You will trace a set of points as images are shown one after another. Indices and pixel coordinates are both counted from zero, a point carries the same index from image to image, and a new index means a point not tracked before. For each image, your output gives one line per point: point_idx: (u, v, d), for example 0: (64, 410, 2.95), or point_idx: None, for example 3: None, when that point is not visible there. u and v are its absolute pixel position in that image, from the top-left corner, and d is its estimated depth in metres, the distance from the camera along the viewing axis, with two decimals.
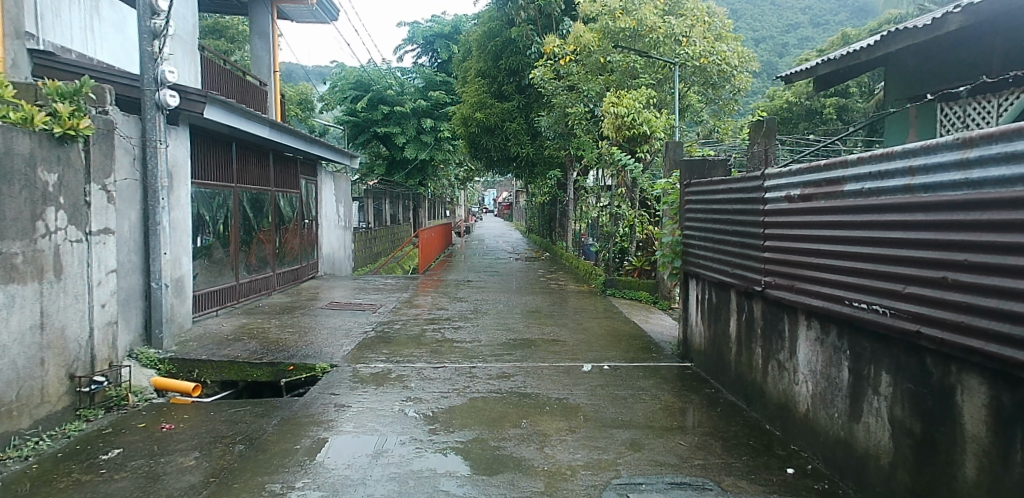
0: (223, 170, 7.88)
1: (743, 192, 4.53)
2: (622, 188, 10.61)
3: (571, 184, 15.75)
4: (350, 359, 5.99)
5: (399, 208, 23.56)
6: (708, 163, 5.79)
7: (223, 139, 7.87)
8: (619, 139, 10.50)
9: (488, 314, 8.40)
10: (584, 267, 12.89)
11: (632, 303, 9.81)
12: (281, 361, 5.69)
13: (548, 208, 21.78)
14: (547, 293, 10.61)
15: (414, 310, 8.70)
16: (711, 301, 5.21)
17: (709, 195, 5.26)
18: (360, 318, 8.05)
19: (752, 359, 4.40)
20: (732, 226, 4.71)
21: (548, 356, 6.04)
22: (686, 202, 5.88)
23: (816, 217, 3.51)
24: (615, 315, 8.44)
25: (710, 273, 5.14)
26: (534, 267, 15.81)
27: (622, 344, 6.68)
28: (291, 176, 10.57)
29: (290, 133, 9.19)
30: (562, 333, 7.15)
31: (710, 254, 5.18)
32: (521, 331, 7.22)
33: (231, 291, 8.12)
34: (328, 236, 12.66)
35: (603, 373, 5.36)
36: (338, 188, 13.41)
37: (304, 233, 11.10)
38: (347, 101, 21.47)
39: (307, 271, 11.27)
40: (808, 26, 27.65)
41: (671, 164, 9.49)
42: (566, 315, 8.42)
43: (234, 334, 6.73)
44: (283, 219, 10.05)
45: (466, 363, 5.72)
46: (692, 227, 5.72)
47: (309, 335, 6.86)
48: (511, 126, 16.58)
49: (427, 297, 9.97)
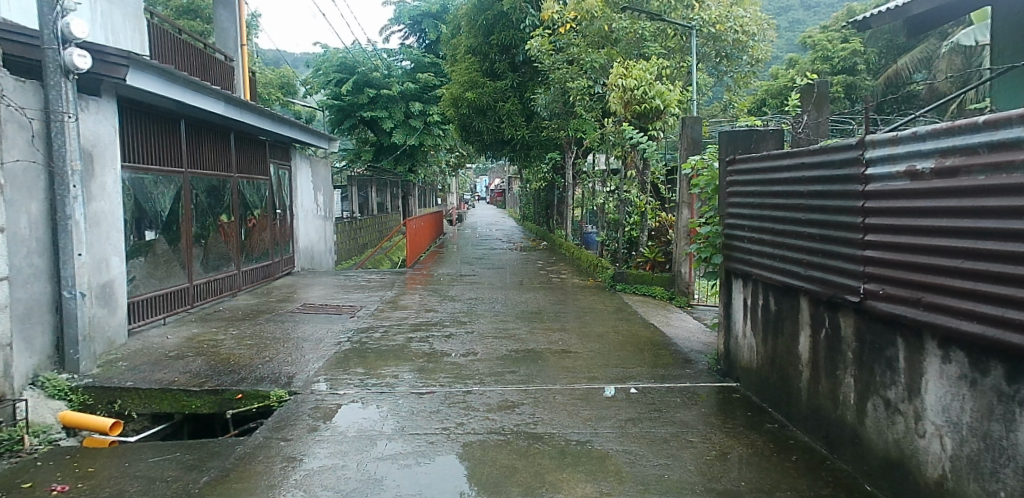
0: (168, 152, 6.70)
1: (822, 170, 3.43)
2: (632, 170, 9.48)
3: (569, 167, 14.61)
4: (314, 381, 4.86)
5: (386, 196, 22.33)
6: (757, 133, 4.71)
7: (169, 115, 6.69)
8: (628, 115, 9.29)
9: (484, 317, 7.28)
10: (587, 258, 11.76)
11: (645, 299, 8.72)
12: (226, 388, 4.56)
13: (543, 194, 20.63)
14: (549, 289, 9.49)
15: (398, 313, 7.57)
16: (766, 309, 4.15)
17: (764, 175, 4.18)
18: (335, 323, 6.90)
19: (837, 392, 3.35)
20: (803, 215, 3.63)
21: (559, 375, 4.94)
22: (727, 184, 4.78)
23: (969, 200, 2.41)
24: (630, 316, 7.33)
25: (767, 274, 4.07)
26: (530, 257, 14.67)
27: (646, 355, 5.59)
28: (259, 161, 9.38)
29: (256, 112, 8.06)
30: (572, 342, 6.02)
31: (766, 248, 4.11)
32: (524, 340, 6.09)
33: (184, 295, 6.96)
34: (305, 228, 11.49)
35: (630, 400, 4.27)
36: (316, 173, 12.19)
37: (276, 225, 9.92)
38: (330, 84, 20.19)
39: (281, 266, 10.12)
40: (800, 9, 26.76)
41: (690, 143, 8.50)
42: (573, 316, 7.32)
43: (179, 349, 5.59)
44: (248, 209, 8.86)
45: (458, 388, 4.61)
46: (737, 215, 4.62)
47: (270, 348, 5.71)
48: (505, 107, 15.38)
49: (414, 295, 8.82)
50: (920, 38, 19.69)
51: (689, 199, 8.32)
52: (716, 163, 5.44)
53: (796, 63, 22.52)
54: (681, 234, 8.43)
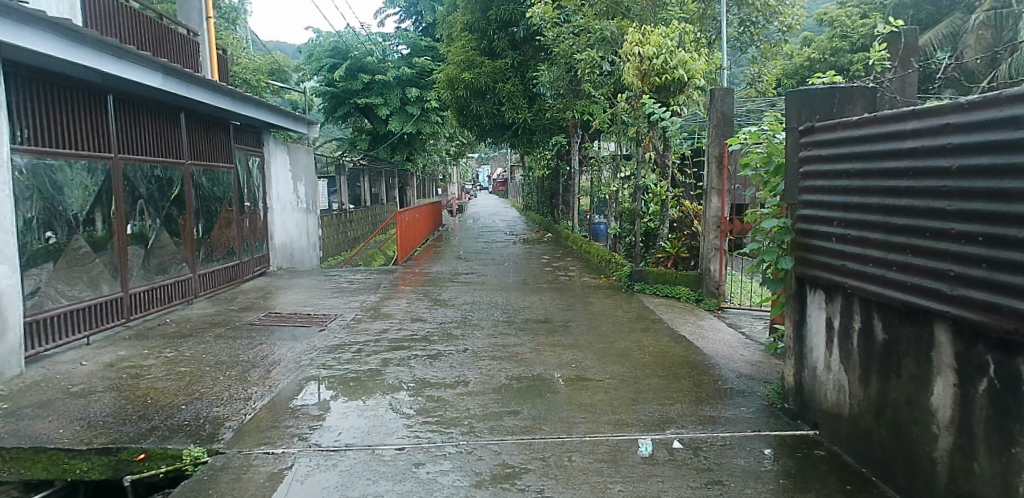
0: (92, 135, 5.51)
1: (991, 133, 2.26)
2: (651, 152, 8.22)
3: (576, 152, 13.42)
4: (250, 428, 3.65)
5: (381, 187, 21.06)
6: (842, 89, 3.50)
7: (96, 88, 5.52)
8: (646, 88, 8.02)
9: (481, 329, 6.08)
10: (599, 253, 10.45)
11: (669, 302, 7.53)
12: (124, 445, 3.37)
13: (547, 183, 19.35)
14: (558, 291, 8.24)
15: (378, 324, 6.33)
16: (870, 338, 2.97)
17: (868, 147, 2.97)
18: (300, 340, 5.70)
19: (1015, 478, 2.22)
20: (947, 202, 2.44)
21: (575, 418, 3.74)
22: (799, 160, 3.58)
23: None
24: (655, 325, 6.10)
25: (872, 287, 2.88)
26: (535, 251, 13.40)
27: (685, 384, 4.37)
28: (223, 146, 8.17)
29: (210, 88, 6.85)
30: (589, 366, 4.78)
31: (870, 250, 2.91)
32: (530, 364, 4.85)
33: (116, 307, 5.77)
34: (282, 222, 10.24)
35: (676, 464, 3.07)
36: (296, 162, 10.89)
37: (245, 221, 8.72)
38: (323, 69, 18.86)
39: (251, 266, 8.89)
40: None
41: (721, 118, 7.27)
42: (587, 326, 6.11)
43: (90, 382, 4.39)
44: (207, 201, 7.65)
45: (441, 442, 3.41)
46: (813, 203, 3.43)
47: (205, 378, 4.50)
48: (505, 88, 14.09)
49: (400, 301, 7.58)
50: (950, 10, 18.23)
51: (720, 185, 7.29)
52: (778, 133, 4.21)
53: (811, 41, 21.08)
54: (709, 226, 7.33)
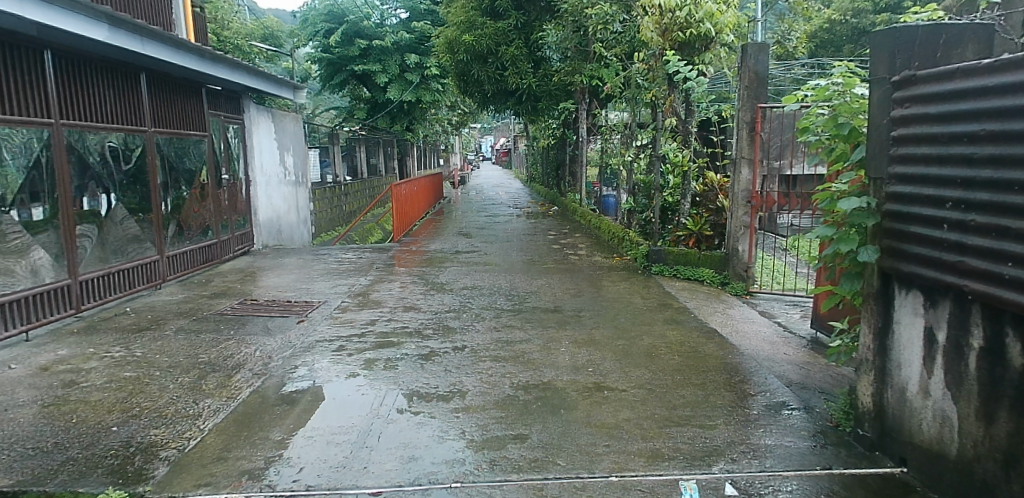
0: (25, 98, 4.70)
1: None
2: (671, 118, 7.36)
3: (584, 119, 12.54)
4: (191, 459, 2.92)
5: (380, 157, 20.18)
6: (950, 29, 2.71)
7: (34, 41, 4.74)
8: (668, 45, 7.09)
9: (482, 320, 5.33)
10: (612, 230, 9.62)
11: (692, 286, 6.78)
12: (25, 489, 2.64)
13: (553, 153, 18.44)
14: (568, 273, 7.47)
15: (364, 315, 5.58)
16: (1000, 362, 2.26)
17: (1011, 103, 2.19)
18: (274, 334, 4.96)
19: None
20: None
21: (597, 447, 3.00)
22: (889, 122, 2.81)
23: None
24: (681, 316, 5.36)
25: (1013, 295, 2.14)
26: (540, 226, 12.61)
27: (726, 398, 3.62)
28: (196, 113, 7.36)
29: (174, 45, 6.02)
30: (610, 372, 4.02)
31: (1012, 243, 2.16)
32: (540, 367, 4.11)
33: (63, 295, 5.04)
34: (267, 196, 9.43)
35: None
36: (282, 130, 10.01)
37: (223, 196, 7.93)
38: (319, 35, 17.98)
39: (232, 245, 8.13)
40: None
41: (755, 77, 6.40)
42: (604, 316, 5.36)
43: (12, 392, 3.66)
44: (177, 174, 6.85)
45: (430, 485, 2.67)
46: (909, 178, 2.67)
47: (152, 386, 3.76)
48: (508, 51, 13.14)
49: (392, 285, 6.82)
50: None
51: (751, 154, 6.49)
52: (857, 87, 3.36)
53: (832, 1, 20.08)
54: (737, 201, 6.62)
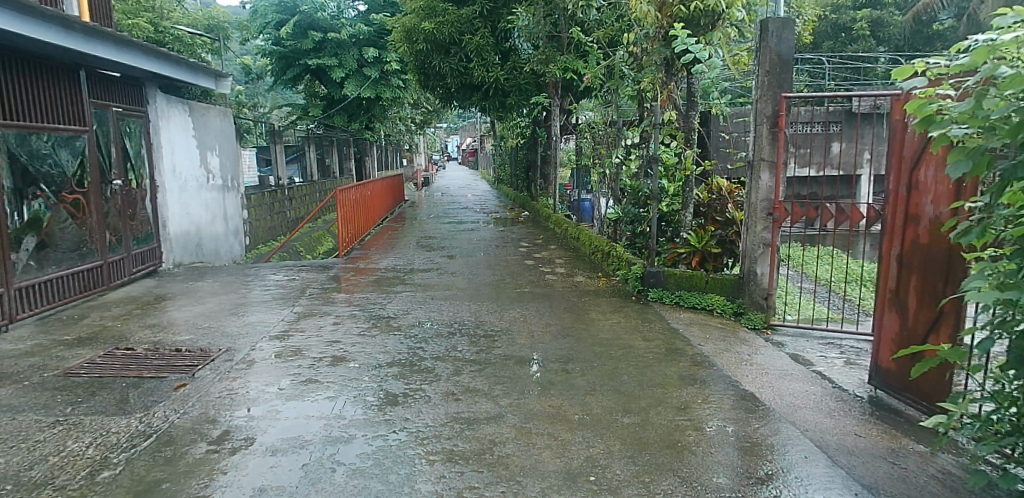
0: None
1: None
2: (670, 111, 6.05)
3: (557, 117, 11.21)
4: None
5: (334, 158, 18.54)
6: None
7: None
8: (669, 22, 5.76)
9: (434, 379, 3.92)
10: (595, 242, 8.28)
11: (700, 318, 5.49)
12: None
13: (522, 153, 17.14)
14: (547, 300, 6.08)
15: (273, 372, 4.10)
16: None
17: None
18: (133, 409, 3.48)
19: None
20: None
21: None
22: None
23: None
24: (701, 372, 4.03)
25: None
26: (510, 235, 11.25)
27: None
28: (68, 104, 5.76)
29: (19, 9, 4.47)
30: (622, 487, 2.66)
31: None
32: (517, 478, 2.72)
33: None
34: (182, 204, 7.82)
35: None
36: (206, 126, 8.38)
37: (114, 206, 6.34)
38: (269, 27, 16.23)
39: (128, 267, 6.56)
40: None
41: (778, 59, 5.14)
42: (599, 372, 4.00)
43: None
44: (34, 180, 5.31)
45: None
46: None
47: None
48: (473, 40, 11.70)
49: (324, 321, 5.36)
50: None
51: (773, 155, 5.22)
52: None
53: None
54: (755, 213, 5.34)
